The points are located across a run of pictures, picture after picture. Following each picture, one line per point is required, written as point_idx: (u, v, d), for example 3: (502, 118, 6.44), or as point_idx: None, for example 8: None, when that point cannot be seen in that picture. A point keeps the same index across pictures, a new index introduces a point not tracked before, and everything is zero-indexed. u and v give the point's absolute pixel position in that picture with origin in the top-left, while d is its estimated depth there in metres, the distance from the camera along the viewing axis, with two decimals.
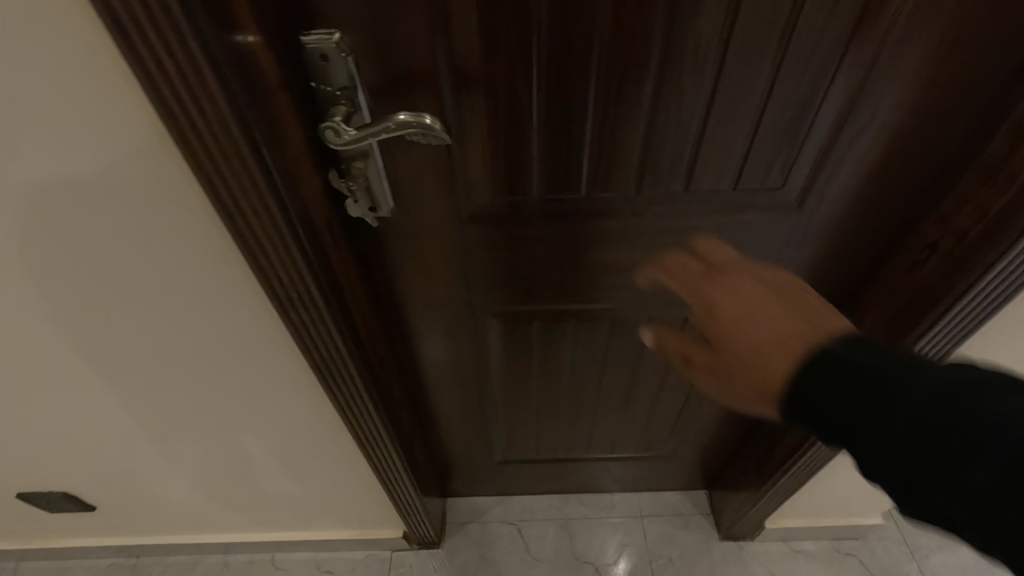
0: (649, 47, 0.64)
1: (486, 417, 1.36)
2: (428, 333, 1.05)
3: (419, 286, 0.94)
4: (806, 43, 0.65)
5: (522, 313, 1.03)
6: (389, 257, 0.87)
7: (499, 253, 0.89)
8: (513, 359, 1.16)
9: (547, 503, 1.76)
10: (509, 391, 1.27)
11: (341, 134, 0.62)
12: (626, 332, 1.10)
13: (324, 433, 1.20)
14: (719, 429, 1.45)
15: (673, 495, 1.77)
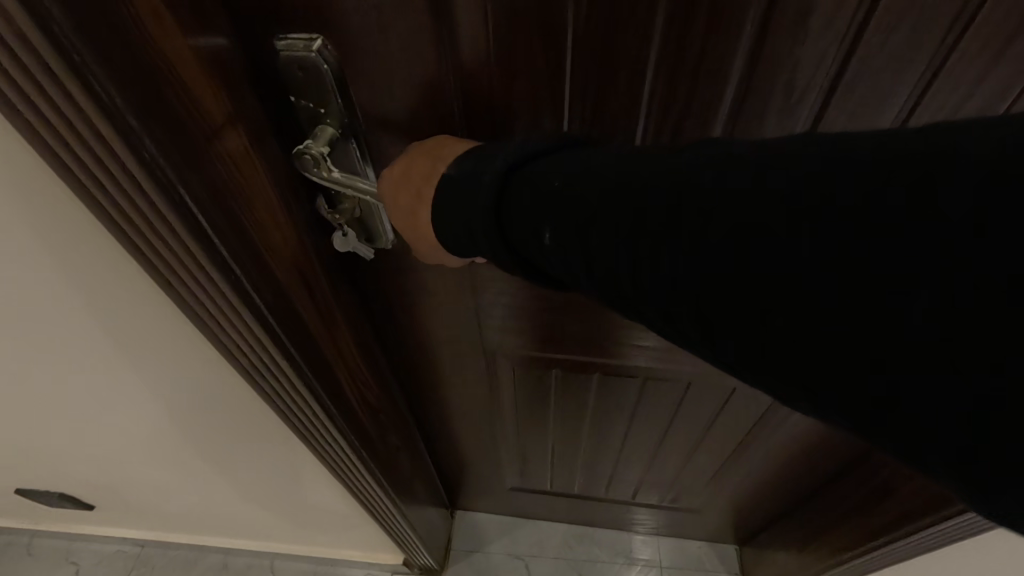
0: (724, 81, 0.48)
1: (497, 450, 1.26)
2: (434, 368, 0.95)
3: (422, 323, 0.83)
4: (950, 92, 0.46)
5: (537, 358, 0.90)
6: (389, 290, 0.76)
7: (513, 299, 0.76)
8: (528, 400, 1.04)
9: (559, 538, 1.64)
10: (525, 430, 1.16)
11: (314, 168, 0.52)
12: (658, 392, 0.96)
13: (313, 476, 1.08)
14: (758, 496, 1.27)
15: (698, 547, 1.61)
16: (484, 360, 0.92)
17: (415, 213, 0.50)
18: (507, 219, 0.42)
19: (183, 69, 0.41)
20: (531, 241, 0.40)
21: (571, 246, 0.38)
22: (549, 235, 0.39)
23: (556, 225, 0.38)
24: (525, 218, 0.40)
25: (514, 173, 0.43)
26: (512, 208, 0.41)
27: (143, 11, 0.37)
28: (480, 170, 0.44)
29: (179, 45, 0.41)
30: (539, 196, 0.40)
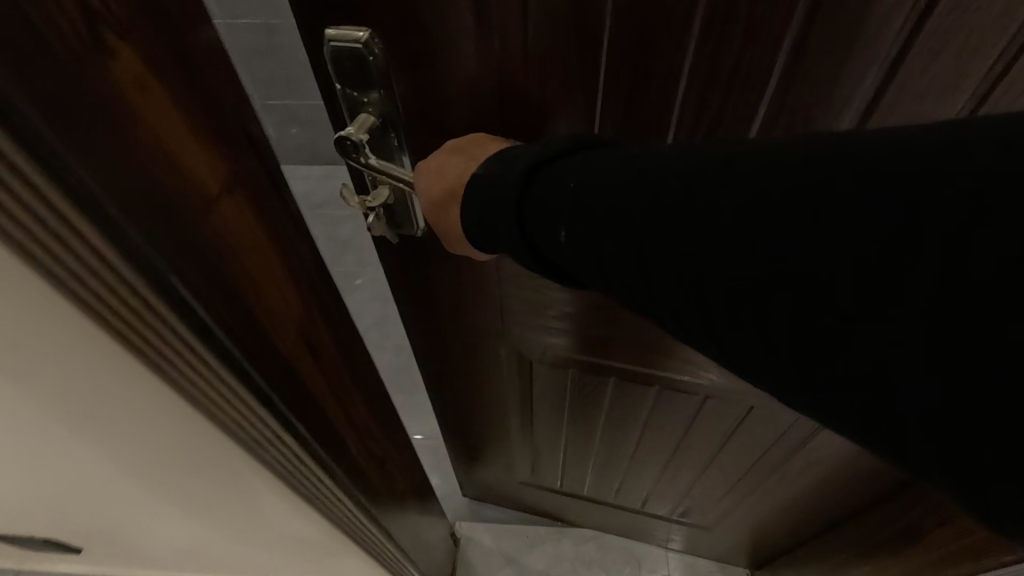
0: (756, 99, 0.44)
1: (512, 447, 1.22)
2: (450, 358, 0.91)
3: (443, 309, 0.79)
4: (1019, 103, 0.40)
5: (558, 355, 0.86)
6: (413, 267, 0.73)
7: (537, 293, 0.72)
8: (548, 397, 1.00)
9: (566, 554, 1.58)
10: (543, 429, 1.11)
11: (351, 154, 0.52)
12: (684, 403, 0.90)
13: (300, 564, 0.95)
14: (776, 519, 1.21)
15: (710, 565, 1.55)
16: (503, 354, 0.87)
17: (444, 209, 0.50)
18: (529, 220, 0.42)
19: (172, 132, 0.37)
20: (552, 241, 0.41)
21: (589, 247, 0.38)
22: (568, 236, 0.39)
23: (575, 227, 0.39)
24: (545, 218, 0.41)
25: (538, 174, 0.42)
26: (537, 208, 0.41)
27: (126, 75, 0.33)
28: (503, 175, 0.44)
29: (166, 106, 0.37)
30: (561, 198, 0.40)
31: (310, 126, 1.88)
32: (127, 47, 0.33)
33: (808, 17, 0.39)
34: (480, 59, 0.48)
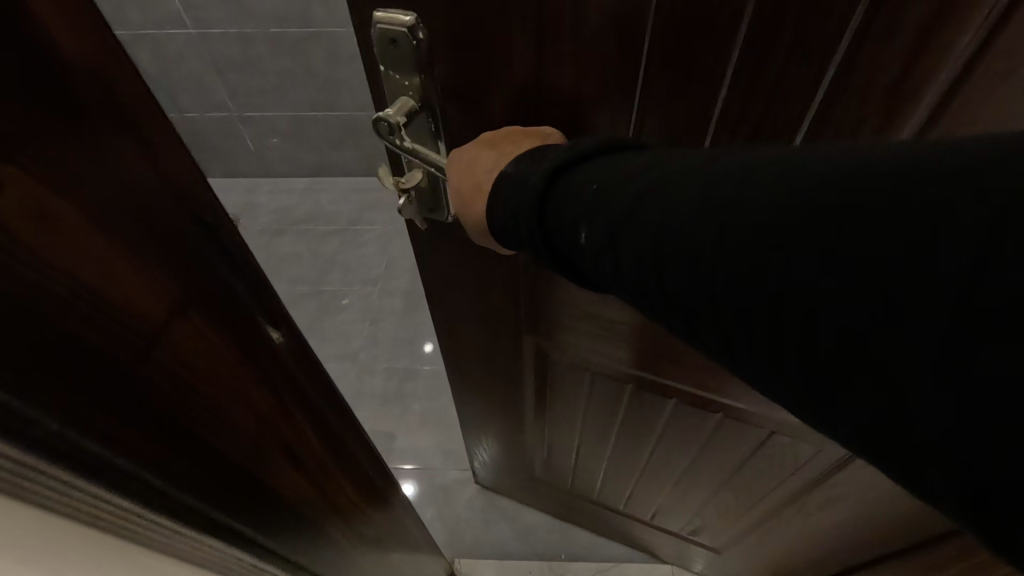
0: (798, 113, 0.38)
1: (520, 467, 1.10)
2: (465, 355, 0.83)
3: (462, 305, 0.71)
4: None
5: (584, 361, 0.75)
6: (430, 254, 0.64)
7: (565, 297, 0.63)
8: (566, 409, 0.89)
9: None
10: (557, 447, 1.00)
11: (388, 139, 0.43)
12: (722, 432, 0.76)
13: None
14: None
15: None
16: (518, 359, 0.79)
17: (470, 205, 0.40)
18: (546, 218, 0.32)
19: (101, 271, 0.26)
20: (566, 242, 0.31)
21: (606, 250, 0.28)
22: (585, 236, 0.29)
23: (593, 224, 0.29)
24: (564, 217, 0.31)
25: (558, 176, 0.33)
26: (555, 208, 0.32)
27: (21, 231, 0.22)
28: (524, 176, 0.35)
29: (89, 237, 0.25)
30: (582, 195, 0.30)
31: (292, 138, 1.80)
32: (32, 183, 0.22)
33: (864, 23, 0.32)
34: (504, 57, 0.40)
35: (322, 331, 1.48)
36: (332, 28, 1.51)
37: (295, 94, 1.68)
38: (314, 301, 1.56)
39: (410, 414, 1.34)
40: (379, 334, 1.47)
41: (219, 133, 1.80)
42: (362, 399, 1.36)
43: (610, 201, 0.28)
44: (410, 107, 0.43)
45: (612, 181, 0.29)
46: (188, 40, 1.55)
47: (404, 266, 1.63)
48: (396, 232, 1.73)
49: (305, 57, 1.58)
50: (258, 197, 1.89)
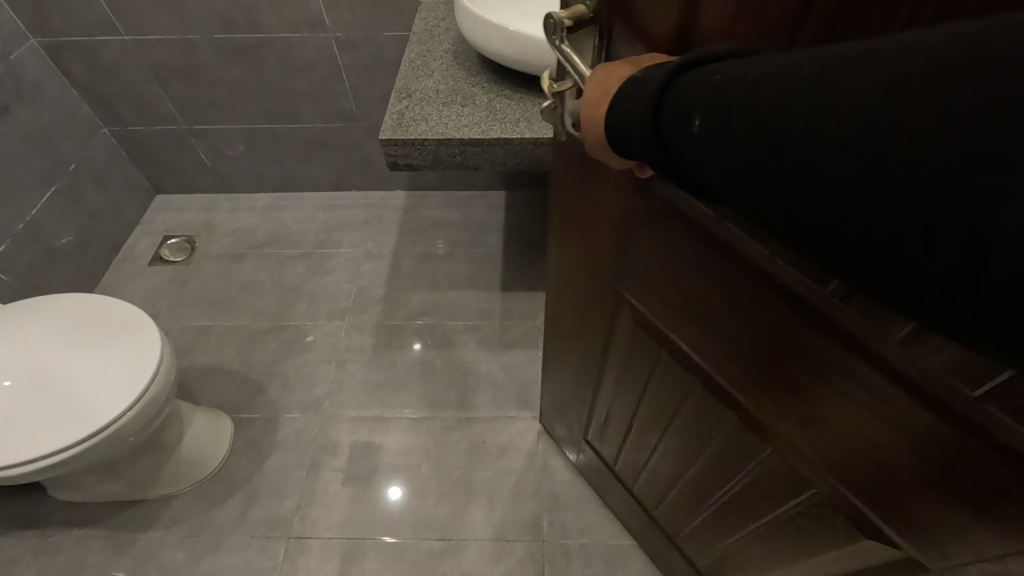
0: None
1: (574, 415, 1.05)
2: (566, 268, 0.81)
3: (580, 214, 0.69)
4: None
5: (662, 333, 0.66)
6: (574, 149, 0.63)
7: (654, 247, 0.58)
8: (626, 373, 0.81)
9: None
10: (614, 416, 0.92)
11: (552, 36, 0.47)
12: (763, 479, 0.64)
13: None
14: None
15: None
16: (609, 301, 0.74)
17: (594, 111, 0.41)
18: (660, 117, 0.33)
19: None
20: (676, 132, 0.32)
21: (714, 134, 0.29)
22: (697, 126, 0.30)
23: (710, 110, 0.29)
24: (678, 112, 0.32)
25: (678, 76, 0.33)
26: (673, 101, 0.32)
27: None
28: (648, 79, 0.35)
29: None
30: (701, 86, 0.30)
31: (251, 150, 1.63)
32: None
33: None
34: None
35: (282, 376, 1.34)
36: (283, 33, 1.34)
37: (248, 106, 1.51)
38: (275, 339, 1.41)
39: (382, 461, 1.20)
40: (346, 377, 1.33)
41: (169, 148, 1.63)
42: (323, 453, 1.21)
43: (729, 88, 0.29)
44: (583, 15, 0.47)
45: (731, 72, 0.29)
46: (122, 49, 1.38)
47: (374, 296, 1.49)
48: (367, 255, 1.59)
49: (256, 65, 1.41)
50: (216, 216, 1.72)
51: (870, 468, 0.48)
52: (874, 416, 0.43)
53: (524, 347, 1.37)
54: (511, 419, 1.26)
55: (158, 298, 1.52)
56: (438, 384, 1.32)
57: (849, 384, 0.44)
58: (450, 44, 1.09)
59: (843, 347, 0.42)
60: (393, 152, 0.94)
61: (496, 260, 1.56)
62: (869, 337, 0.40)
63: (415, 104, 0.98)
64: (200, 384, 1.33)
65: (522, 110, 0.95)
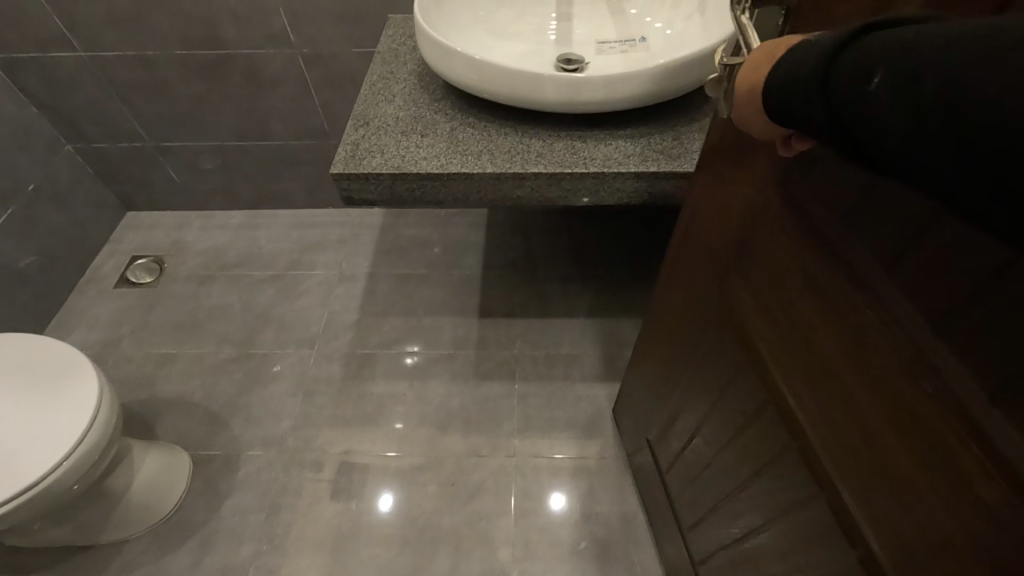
0: None
1: (645, 408, 1.00)
2: (682, 253, 0.76)
3: (712, 195, 0.64)
4: None
5: (749, 340, 0.61)
6: (725, 130, 0.58)
7: (771, 242, 0.53)
8: (704, 379, 0.74)
9: None
10: (680, 423, 0.86)
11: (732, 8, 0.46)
12: (791, 531, 0.57)
13: None
14: None
15: None
16: (712, 301, 0.68)
17: (754, 72, 0.38)
18: (829, 77, 0.30)
19: None
20: (849, 91, 0.29)
21: (901, 93, 0.26)
22: (875, 83, 0.27)
23: (895, 64, 0.26)
24: (854, 69, 0.28)
25: (857, 37, 0.29)
26: (845, 62, 0.29)
27: None
28: (817, 42, 0.32)
29: None
30: (891, 41, 0.27)
31: (222, 168, 1.57)
32: None
33: None
34: None
35: (246, 409, 1.28)
36: (246, 50, 1.27)
37: (214, 123, 1.44)
38: (240, 368, 1.35)
39: (348, 502, 1.15)
40: (312, 411, 1.27)
41: (136, 164, 1.57)
42: (284, 495, 1.16)
43: (928, 44, 0.25)
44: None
45: (934, 30, 0.26)
46: (79, 65, 1.31)
47: (346, 322, 1.43)
48: (340, 278, 1.53)
49: (221, 82, 1.34)
50: (187, 234, 1.66)
51: (908, 543, 0.41)
52: (929, 480, 0.38)
53: (500, 379, 1.31)
54: (483, 458, 1.19)
55: (121, 324, 1.45)
56: (408, 421, 1.25)
57: (921, 439, 0.38)
58: (413, 65, 1.03)
59: (927, 393, 0.37)
60: (347, 187, 0.87)
61: (474, 284, 1.50)
62: (958, 383, 0.34)
63: (371, 133, 0.91)
64: (161, 417, 1.27)
65: (484, 141, 0.88)
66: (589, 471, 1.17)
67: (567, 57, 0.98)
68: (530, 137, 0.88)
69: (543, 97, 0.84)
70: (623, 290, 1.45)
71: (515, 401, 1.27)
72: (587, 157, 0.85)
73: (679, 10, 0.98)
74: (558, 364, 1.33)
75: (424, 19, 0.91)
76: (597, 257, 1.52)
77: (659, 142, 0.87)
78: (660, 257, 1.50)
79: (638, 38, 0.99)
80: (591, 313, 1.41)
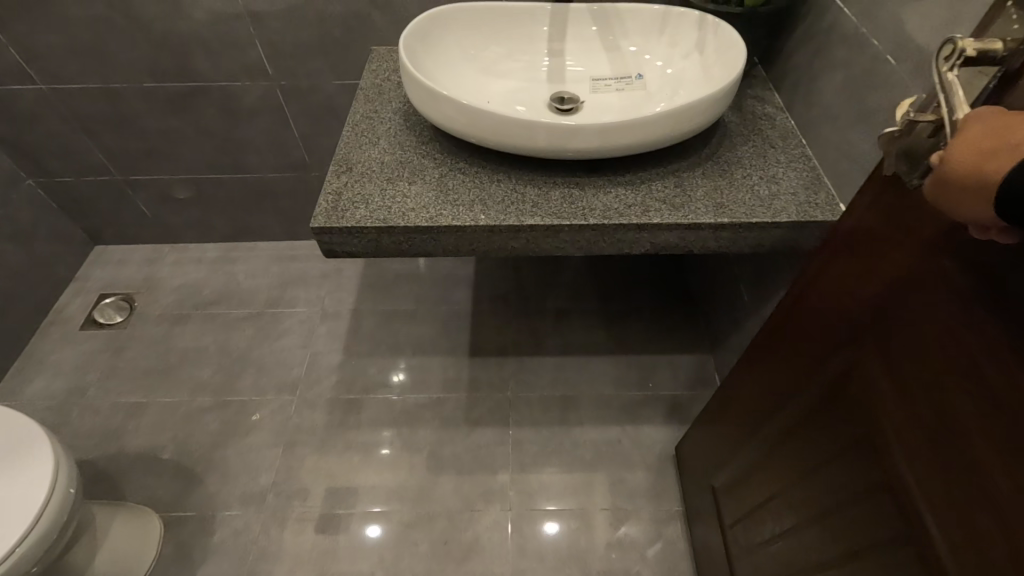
0: None
1: (713, 455, 0.95)
2: (786, 304, 0.69)
3: (841, 251, 0.57)
4: None
5: (861, 411, 0.54)
6: (878, 190, 0.51)
7: (916, 314, 0.46)
8: (792, 443, 0.67)
9: None
10: (758, 482, 0.78)
11: (933, 64, 0.39)
12: None
13: None
14: None
15: None
16: (821, 362, 0.61)
17: (967, 147, 0.34)
18: None
19: None
20: None
21: None
22: None
23: None
24: None
25: None
26: None
27: None
28: None
29: None
30: None
31: (198, 201, 1.49)
32: None
33: None
34: None
35: (222, 463, 1.20)
36: (221, 82, 1.21)
37: (188, 157, 1.37)
38: (217, 418, 1.27)
39: (334, 564, 1.07)
40: (295, 463, 1.20)
41: (104, 198, 1.48)
42: (262, 561, 1.08)
43: None
44: (993, 52, 0.37)
45: None
46: (41, 98, 1.23)
47: (330, 364, 1.36)
48: (323, 315, 1.46)
49: (195, 115, 1.27)
50: (159, 269, 1.57)
51: None
52: None
53: (493, 425, 1.24)
54: (477, 513, 1.13)
55: (87, 370, 1.36)
56: (397, 473, 1.18)
57: None
58: (399, 103, 0.97)
59: None
60: (327, 240, 0.81)
61: (466, 320, 1.44)
62: None
63: (355, 181, 0.85)
64: (129, 475, 1.18)
65: (476, 190, 0.83)
66: (589, 522, 1.12)
67: (562, 94, 0.93)
68: (526, 186, 0.83)
69: (533, 143, 0.79)
70: (619, 325, 1.40)
71: (510, 448, 1.21)
72: (586, 208, 0.80)
73: (678, 47, 0.94)
74: (554, 407, 1.27)
75: (409, 59, 0.85)
76: (592, 291, 1.47)
77: (660, 190, 0.82)
78: (659, 291, 1.46)
79: (634, 75, 0.95)
80: (588, 351, 1.36)
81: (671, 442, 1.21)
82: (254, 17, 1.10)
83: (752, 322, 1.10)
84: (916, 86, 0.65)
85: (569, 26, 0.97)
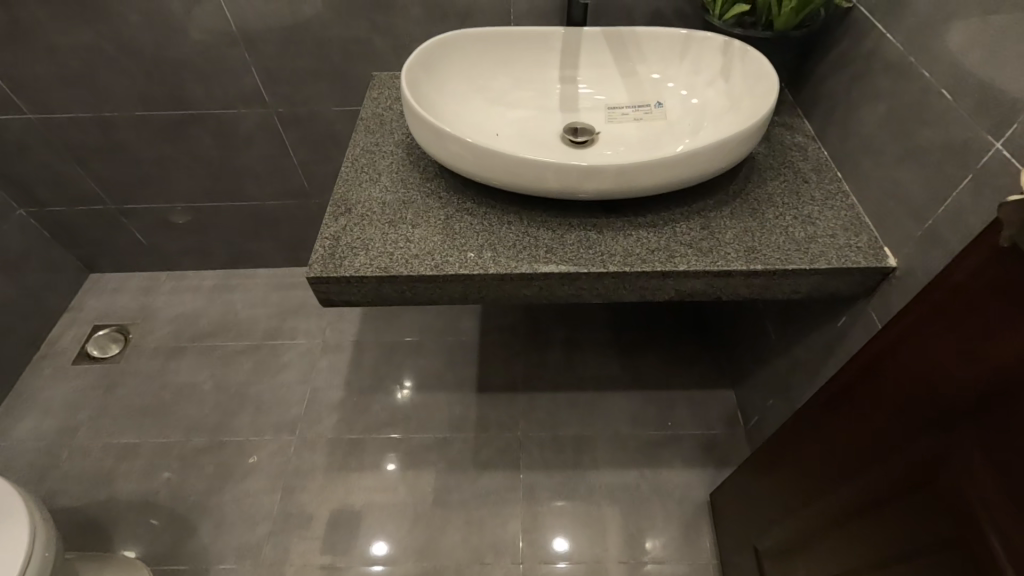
0: None
1: (759, 516, 0.88)
2: (860, 371, 0.61)
3: (940, 325, 0.50)
4: None
5: (964, 516, 0.46)
6: (992, 261, 0.44)
7: None
8: (864, 530, 0.60)
9: None
10: (817, 560, 0.70)
11: None
12: None
13: None
14: None
15: None
16: (906, 447, 0.53)
17: None
18: None
19: None
20: None
21: None
22: None
23: None
24: None
25: None
26: None
27: None
28: None
29: None
30: None
31: (194, 229, 1.43)
32: None
33: None
34: None
35: (218, 511, 1.13)
36: (216, 110, 1.15)
37: (184, 185, 1.31)
38: (212, 460, 1.20)
39: None
40: (294, 510, 1.13)
41: (98, 227, 1.43)
42: None
43: None
44: None
45: None
46: (29, 128, 1.18)
47: (330, 402, 1.29)
48: (324, 349, 1.39)
49: (190, 143, 1.22)
50: (155, 299, 1.52)
51: None
52: None
53: (504, 468, 1.18)
54: (487, 567, 1.06)
55: (79, 408, 1.30)
56: (401, 523, 1.11)
57: None
58: (401, 137, 0.91)
59: None
60: (323, 290, 0.74)
61: (472, 352, 1.37)
62: None
63: (353, 224, 0.78)
64: (120, 524, 1.12)
65: (483, 234, 0.76)
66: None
67: (575, 125, 0.87)
68: (540, 228, 0.77)
69: (552, 184, 0.72)
70: (634, 359, 1.33)
71: (522, 494, 1.14)
72: (605, 254, 0.73)
73: (700, 75, 0.88)
74: (567, 447, 1.20)
75: (412, 92, 0.79)
76: (605, 321, 1.40)
77: (686, 233, 0.75)
78: (674, 322, 1.39)
79: (654, 103, 0.89)
80: (602, 387, 1.29)
81: (692, 488, 1.14)
82: (248, 42, 1.04)
83: (781, 363, 1.02)
84: (980, 123, 0.58)
85: (584, 52, 0.90)
